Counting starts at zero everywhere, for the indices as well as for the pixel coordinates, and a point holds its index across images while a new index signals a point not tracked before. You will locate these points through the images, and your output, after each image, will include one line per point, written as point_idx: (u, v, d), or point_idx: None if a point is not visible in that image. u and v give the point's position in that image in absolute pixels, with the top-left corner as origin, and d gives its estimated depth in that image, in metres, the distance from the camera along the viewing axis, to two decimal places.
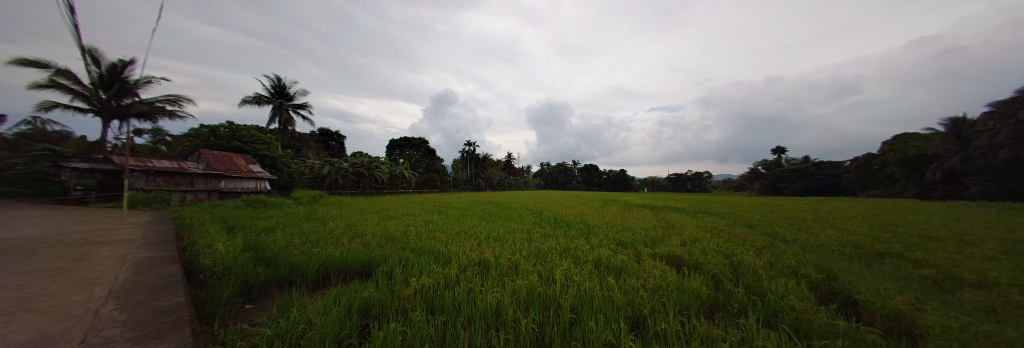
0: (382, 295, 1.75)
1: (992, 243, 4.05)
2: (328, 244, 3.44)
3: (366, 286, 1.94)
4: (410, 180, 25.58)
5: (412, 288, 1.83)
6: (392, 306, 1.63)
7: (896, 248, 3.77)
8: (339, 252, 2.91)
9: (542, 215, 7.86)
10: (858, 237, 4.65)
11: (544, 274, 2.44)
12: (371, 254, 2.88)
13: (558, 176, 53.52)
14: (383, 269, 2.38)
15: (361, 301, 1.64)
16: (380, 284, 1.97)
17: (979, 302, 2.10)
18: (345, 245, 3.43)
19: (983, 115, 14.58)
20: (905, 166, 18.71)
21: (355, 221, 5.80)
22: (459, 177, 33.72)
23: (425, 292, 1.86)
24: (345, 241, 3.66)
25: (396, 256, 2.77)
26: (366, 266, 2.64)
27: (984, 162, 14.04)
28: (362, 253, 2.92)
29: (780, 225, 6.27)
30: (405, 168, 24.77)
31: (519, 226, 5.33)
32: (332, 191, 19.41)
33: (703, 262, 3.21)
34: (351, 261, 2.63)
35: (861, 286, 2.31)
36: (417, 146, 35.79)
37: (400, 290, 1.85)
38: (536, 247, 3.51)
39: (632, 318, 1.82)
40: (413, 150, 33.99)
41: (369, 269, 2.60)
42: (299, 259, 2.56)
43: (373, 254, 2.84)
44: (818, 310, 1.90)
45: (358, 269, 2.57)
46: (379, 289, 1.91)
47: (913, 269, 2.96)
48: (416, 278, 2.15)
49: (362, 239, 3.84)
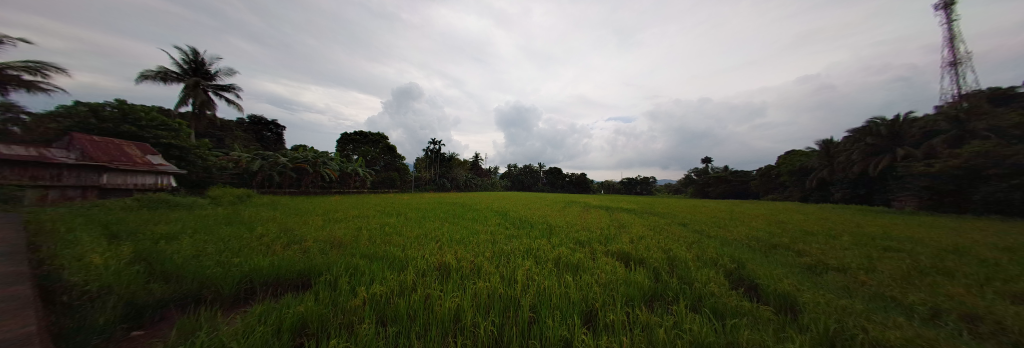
0: (322, 308, 1.59)
1: (847, 236, 5.33)
2: (256, 253, 2.98)
3: (305, 299, 1.74)
4: (363, 179, 23.41)
5: (361, 298, 1.69)
6: (334, 320, 1.47)
7: (787, 241, 4.73)
8: (269, 261, 2.56)
9: (508, 217, 7.88)
10: (762, 233, 5.70)
11: (505, 274, 2.48)
12: (312, 262, 2.59)
13: (524, 178, 54.54)
14: (327, 278, 2.15)
15: (295, 317, 1.45)
16: (322, 295, 1.77)
17: (839, 282, 2.74)
18: (278, 252, 3.01)
19: (847, 138, 19.15)
20: (794, 176, 23.49)
21: (292, 226, 5.06)
22: (420, 177, 32.12)
23: (376, 303, 1.74)
24: (280, 249, 3.23)
25: (343, 263, 2.54)
26: (305, 275, 2.36)
27: (843, 174, 18.37)
28: (300, 261, 2.61)
29: (707, 224, 7.35)
30: (359, 165, 22.79)
31: (482, 228, 5.32)
32: (263, 190, 16.75)
33: (647, 256, 3.60)
34: (286, 271, 2.34)
35: (761, 273, 2.85)
36: (375, 141, 33.05)
37: (344, 302, 1.68)
38: (500, 248, 3.54)
39: (585, 312, 1.95)
40: (370, 146, 31.26)
41: (309, 280, 2.33)
42: (214, 272, 2.16)
43: (313, 263, 2.55)
44: (730, 294, 2.28)
45: (294, 279, 2.27)
46: (320, 302, 1.71)
47: (797, 257, 3.73)
48: (366, 287, 2.00)
49: (301, 244, 3.44)
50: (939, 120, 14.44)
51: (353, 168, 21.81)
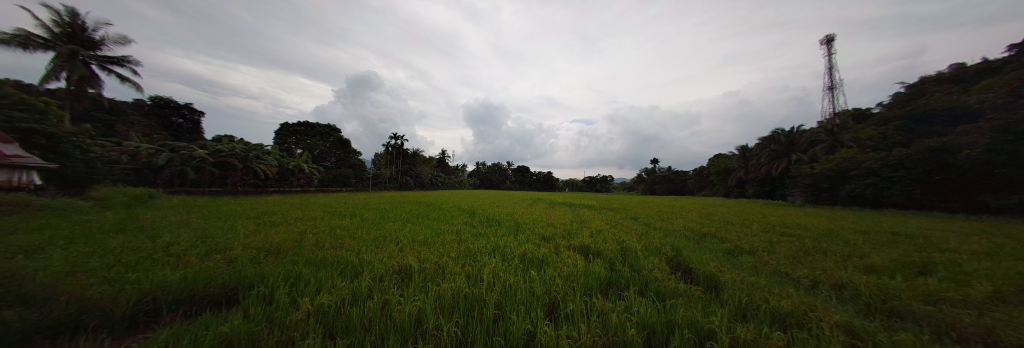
0: (255, 325, 1.41)
1: (757, 224, 6.49)
2: (162, 267, 2.47)
3: (235, 316, 1.52)
4: (308, 175, 21.13)
5: (304, 311, 1.53)
6: (268, 338, 1.30)
7: (714, 231, 5.57)
8: (182, 276, 2.15)
9: (475, 215, 7.80)
10: (696, 224, 6.62)
11: (468, 274, 2.48)
12: (239, 274, 2.25)
13: (493, 176, 54.30)
14: (259, 291, 1.89)
15: (217, 337, 1.24)
16: (256, 312, 1.56)
17: (751, 263, 3.35)
18: (194, 265, 2.54)
19: (758, 145, 23.15)
20: (720, 175, 27.60)
21: (213, 233, 4.27)
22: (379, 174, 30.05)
23: (323, 314, 1.60)
24: (198, 260, 2.73)
25: (282, 273, 2.26)
26: (232, 288, 2.04)
27: (755, 174, 22.16)
28: (227, 273, 2.26)
29: (654, 217, 8.27)
30: (303, 161, 20.68)
31: (447, 227, 5.22)
32: (170, 190, 13.84)
33: (603, 249, 3.93)
34: (205, 284, 1.99)
35: (693, 258, 3.33)
36: (323, 134, 28.19)
37: (287, 316, 1.52)
38: (466, 247, 3.53)
39: (548, 305, 2.06)
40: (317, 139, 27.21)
41: (236, 294, 2.01)
42: (101, 291, 1.75)
43: (242, 275, 2.22)
44: (669, 279, 2.61)
45: (217, 293, 1.94)
46: (256, 318, 1.52)
47: (721, 243, 4.44)
48: (312, 298, 1.82)
49: (227, 254, 2.95)
50: (820, 132, 18.60)
51: (296, 163, 19.83)
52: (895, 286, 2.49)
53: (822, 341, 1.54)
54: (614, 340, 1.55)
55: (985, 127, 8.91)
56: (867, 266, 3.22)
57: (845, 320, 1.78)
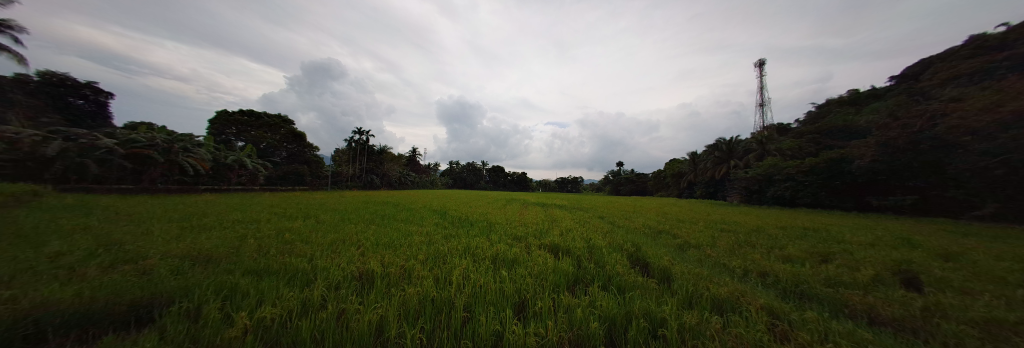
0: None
1: (704, 222, 7.26)
2: (46, 282, 2.01)
3: (149, 339, 1.29)
4: (251, 172, 19.17)
5: (242, 326, 1.36)
6: None
7: (670, 228, 6.11)
8: (75, 292, 1.77)
9: (447, 216, 7.62)
10: (655, 222, 7.21)
11: (437, 277, 2.42)
12: (158, 287, 1.92)
13: (466, 176, 53.28)
14: (186, 306, 1.63)
15: None
16: (181, 331, 1.35)
17: (699, 256, 3.75)
18: (93, 279, 2.11)
19: (706, 151, 25.96)
20: (674, 178, 30.39)
21: (124, 239, 3.58)
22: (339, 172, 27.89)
23: (267, 328, 1.44)
24: (100, 273, 2.27)
25: (215, 285, 1.98)
26: (147, 305, 1.73)
27: (703, 177, 24.83)
28: (141, 287, 1.92)
29: (618, 216, 8.84)
30: (244, 155, 18.56)
31: (417, 228, 5.02)
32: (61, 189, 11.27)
33: (572, 246, 4.11)
34: (111, 300, 1.67)
35: (651, 254, 3.63)
36: (269, 126, 24.14)
37: (223, 332, 1.34)
38: (435, 249, 3.43)
39: (517, 304, 2.10)
40: (262, 132, 23.36)
41: (154, 311, 1.72)
42: None
43: (163, 288, 1.90)
44: (629, 273, 2.82)
45: (126, 310, 1.63)
46: (180, 338, 1.32)
47: (675, 239, 4.89)
48: (255, 311, 1.63)
49: (143, 264, 2.50)
50: (754, 142, 21.45)
51: (236, 158, 17.76)
52: (805, 272, 2.99)
53: (750, 323, 1.79)
54: (579, 334, 1.64)
55: (873, 141, 11.00)
56: (787, 256, 3.80)
57: (768, 303, 2.08)
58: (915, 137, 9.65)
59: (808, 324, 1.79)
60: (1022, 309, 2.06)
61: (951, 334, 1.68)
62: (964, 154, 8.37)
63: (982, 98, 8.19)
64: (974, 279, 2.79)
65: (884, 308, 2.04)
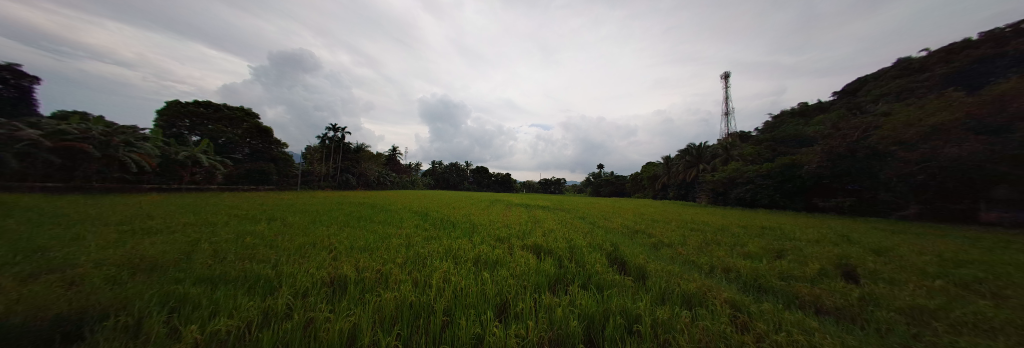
0: None
1: (677, 222, 7.66)
2: None
3: None
4: (208, 169, 17.67)
5: (192, 340, 1.23)
6: None
7: (647, 228, 6.38)
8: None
9: (428, 217, 7.41)
10: (632, 222, 7.48)
11: (415, 280, 2.33)
12: (88, 299, 1.68)
13: (449, 176, 52.29)
14: (123, 320, 1.44)
15: None
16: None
17: (673, 254, 3.93)
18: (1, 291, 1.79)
19: (678, 156, 27.49)
20: (650, 181, 31.85)
21: (46, 245, 3.11)
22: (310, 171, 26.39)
23: (222, 342, 1.31)
24: (13, 284, 1.95)
25: (159, 296, 1.76)
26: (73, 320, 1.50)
27: (676, 180, 26.25)
28: (65, 300, 1.66)
29: (599, 217, 9.09)
30: (195, 150, 17.19)
31: (395, 230, 4.84)
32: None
33: (553, 247, 4.15)
34: (23, 315, 1.43)
35: (628, 253, 3.76)
36: (229, 119, 21.73)
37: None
38: (414, 252, 3.30)
39: (498, 305, 2.08)
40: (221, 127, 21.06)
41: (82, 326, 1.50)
42: None
43: (93, 299, 1.67)
44: (607, 272, 2.90)
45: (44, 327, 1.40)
46: None
47: (651, 239, 5.11)
48: (208, 323, 1.47)
49: (69, 273, 2.18)
50: (721, 147, 23.03)
51: (187, 154, 16.47)
52: (764, 267, 3.25)
53: (716, 316, 1.90)
54: (559, 334, 1.65)
55: (821, 149, 12.22)
56: (748, 253, 4.11)
57: (732, 297, 2.23)
58: (854, 146, 10.87)
59: (766, 315, 1.94)
60: (936, 296, 2.38)
61: (880, 320, 1.91)
62: (892, 161, 9.55)
63: (907, 113, 9.40)
64: (897, 271, 3.19)
65: (828, 298, 2.27)
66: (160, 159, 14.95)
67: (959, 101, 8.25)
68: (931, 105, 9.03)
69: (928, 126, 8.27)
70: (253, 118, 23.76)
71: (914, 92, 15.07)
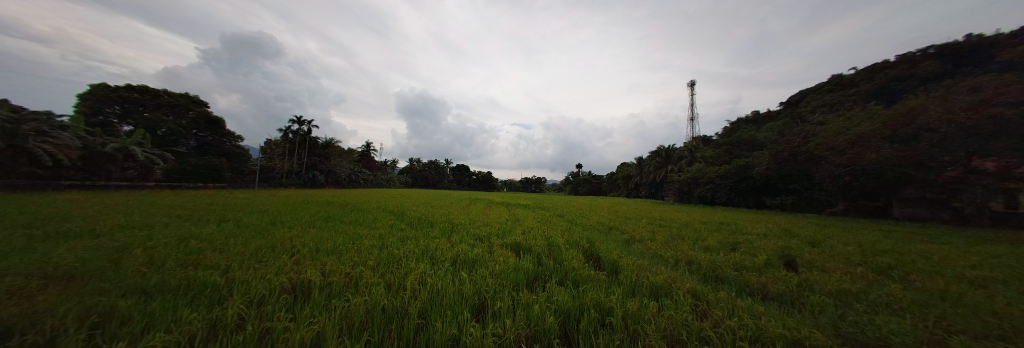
0: None
1: (649, 219, 8.07)
2: None
3: None
4: (142, 164, 16.04)
5: None
6: None
7: (622, 225, 6.64)
8: None
9: (404, 217, 7.12)
10: (609, 220, 7.75)
11: (388, 283, 2.23)
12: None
13: (428, 174, 50.83)
14: (27, 339, 1.21)
15: None
16: None
17: (645, 249, 4.12)
18: None
19: (650, 157, 29.07)
20: (625, 180, 33.34)
21: None
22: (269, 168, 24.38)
23: None
24: None
25: (76, 310, 1.51)
26: None
27: (647, 179, 27.72)
28: None
29: (576, 214, 9.36)
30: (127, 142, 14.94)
31: (369, 231, 4.60)
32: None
33: (533, 245, 4.19)
34: None
35: (604, 249, 3.89)
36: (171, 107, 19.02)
37: None
38: (388, 253, 3.15)
39: (476, 305, 2.04)
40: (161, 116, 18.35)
41: None
42: None
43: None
44: (583, 267, 2.99)
45: None
46: None
47: (625, 235, 5.33)
48: (142, 339, 1.29)
49: None
50: (688, 149, 24.69)
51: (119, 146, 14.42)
52: (721, 259, 3.54)
53: (678, 305, 2.05)
54: (536, 330, 1.67)
55: (770, 153, 13.56)
56: (711, 247, 4.43)
57: (693, 288, 2.41)
58: (796, 150, 12.21)
59: (722, 302, 2.12)
60: (860, 281, 2.74)
61: (814, 303, 2.16)
62: (824, 165, 10.87)
63: (839, 123, 10.73)
64: (827, 259, 3.64)
65: (774, 285, 2.53)
66: (82, 152, 12.91)
67: (877, 114, 9.60)
68: (858, 116, 10.38)
69: (854, 134, 9.51)
70: (201, 107, 21.02)
71: (845, 104, 17.22)
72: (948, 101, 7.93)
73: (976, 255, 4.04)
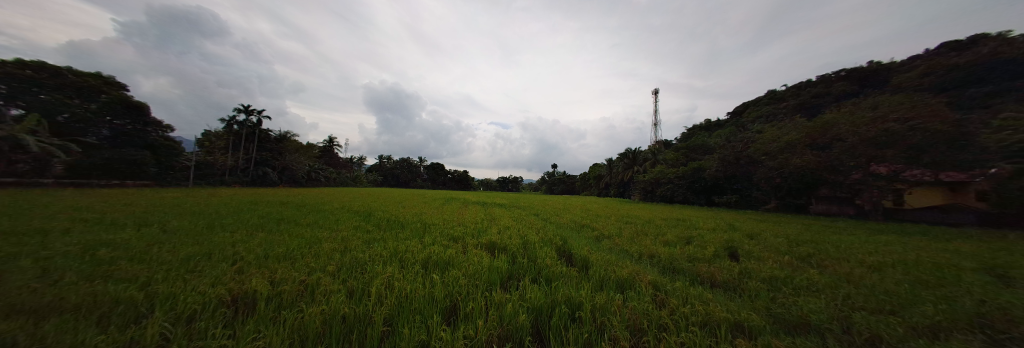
0: None
1: (618, 217, 8.52)
2: None
3: None
4: (37, 156, 13.12)
5: None
6: None
7: (593, 222, 6.95)
8: None
9: (373, 218, 6.72)
10: (580, 218, 8.06)
11: (350, 289, 2.07)
12: None
13: (399, 172, 48.62)
14: None
15: None
16: None
17: (613, 245, 4.34)
18: None
19: (619, 158, 30.73)
20: (596, 180, 34.85)
21: None
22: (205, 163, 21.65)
23: None
24: None
25: None
26: None
27: (616, 180, 29.27)
28: None
29: (550, 213, 9.58)
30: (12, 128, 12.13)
31: (330, 234, 4.24)
32: None
33: (508, 244, 4.20)
34: None
35: (576, 246, 4.02)
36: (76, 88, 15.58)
37: None
38: (352, 257, 2.94)
39: (446, 307, 1.98)
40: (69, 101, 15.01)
41: None
42: None
43: None
44: (556, 265, 3.06)
45: None
46: None
47: (595, 232, 5.57)
48: None
49: None
50: (652, 152, 26.52)
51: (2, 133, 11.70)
52: (678, 252, 3.85)
53: (641, 296, 2.18)
54: (509, 329, 1.66)
55: (718, 157, 15.10)
56: (671, 241, 4.79)
57: (655, 280, 2.58)
58: (739, 155, 13.74)
59: (679, 292, 2.30)
60: (789, 268, 3.16)
61: (752, 289, 2.44)
62: (761, 168, 12.37)
63: (772, 131, 12.31)
64: (763, 250, 4.15)
65: (721, 274, 2.81)
66: None
67: (801, 126, 11.17)
68: (787, 126, 12.01)
69: (784, 142, 10.98)
70: (116, 89, 17.61)
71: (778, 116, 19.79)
72: (851, 116, 9.51)
73: (872, 244, 4.86)
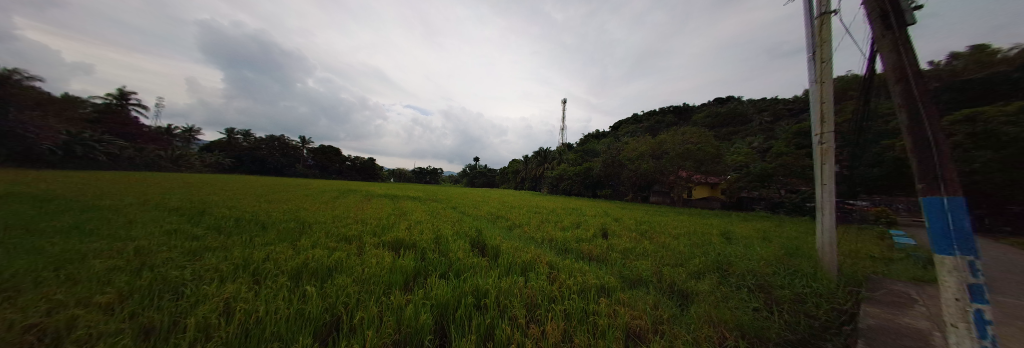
0: None
1: (529, 207, 9.33)
2: None
3: None
4: None
5: None
6: None
7: (507, 213, 7.31)
8: None
9: (216, 217, 4.80)
10: (496, 209, 8.34)
11: (147, 325, 1.38)
12: None
13: (268, 155, 36.69)
14: None
15: None
16: None
17: (523, 234, 4.71)
18: None
19: (533, 156, 33.64)
20: (513, 175, 37.00)
21: None
22: None
23: None
24: None
25: None
26: None
27: (531, 175, 32.04)
28: None
29: (468, 206, 9.49)
30: None
31: (111, 245, 2.70)
32: None
33: (417, 240, 3.86)
34: None
35: (488, 237, 4.13)
36: None
37: None
38: (161, 277, 1.98)
39: (327, 322, 1.63)
40: None
41: None
42: None
43: None
44: (466, 257, 3.05)
45: None
46: None
47: (508, 222, 5.88)
48: None
49: None
50: (560, 152, 30.42)
51: None
52: (572, 236, 4.57)
53: (541, 275, 2.46)
54: (406, 332, 1.51)
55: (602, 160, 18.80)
56: (568, 227, 5.63)
57: (551, 260, 2.97)
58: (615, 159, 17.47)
59: (566, 267, 2.75)
60: (638, 242, 4.31)
61: (614, 259, 3.19)
62: (626, 170, 16.21)
63: (634, 143, 16.25)
64: (625, 230, 5.47)
65: (597, 251, 3.53)
66: None
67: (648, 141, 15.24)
68: (641, 140, 16.11)
69: (638, 151, 14.69)
70: None
71: (641, 132, 26.44)
72: (674, 137, 13.62)
73: (683, 223, 7.21)
